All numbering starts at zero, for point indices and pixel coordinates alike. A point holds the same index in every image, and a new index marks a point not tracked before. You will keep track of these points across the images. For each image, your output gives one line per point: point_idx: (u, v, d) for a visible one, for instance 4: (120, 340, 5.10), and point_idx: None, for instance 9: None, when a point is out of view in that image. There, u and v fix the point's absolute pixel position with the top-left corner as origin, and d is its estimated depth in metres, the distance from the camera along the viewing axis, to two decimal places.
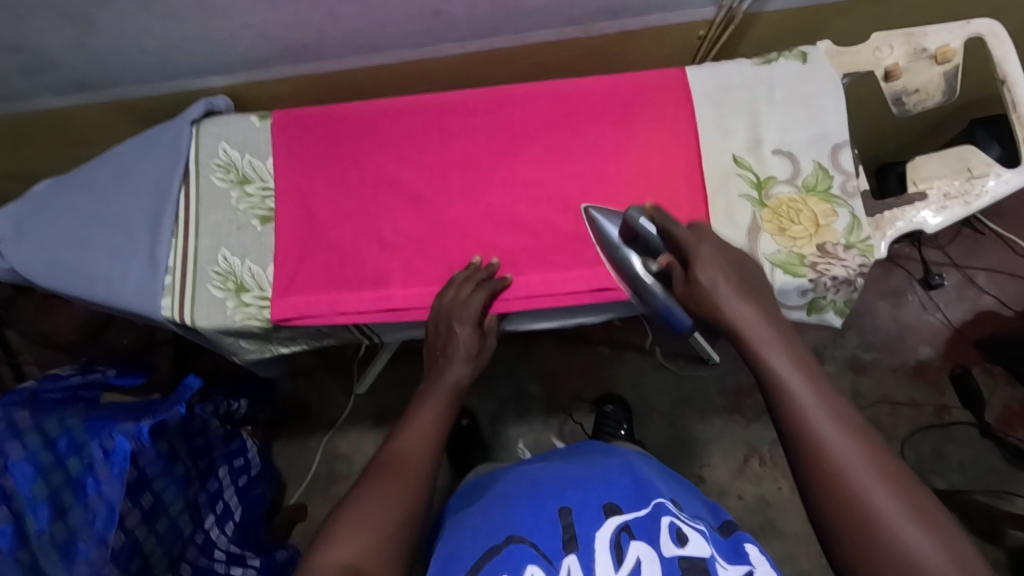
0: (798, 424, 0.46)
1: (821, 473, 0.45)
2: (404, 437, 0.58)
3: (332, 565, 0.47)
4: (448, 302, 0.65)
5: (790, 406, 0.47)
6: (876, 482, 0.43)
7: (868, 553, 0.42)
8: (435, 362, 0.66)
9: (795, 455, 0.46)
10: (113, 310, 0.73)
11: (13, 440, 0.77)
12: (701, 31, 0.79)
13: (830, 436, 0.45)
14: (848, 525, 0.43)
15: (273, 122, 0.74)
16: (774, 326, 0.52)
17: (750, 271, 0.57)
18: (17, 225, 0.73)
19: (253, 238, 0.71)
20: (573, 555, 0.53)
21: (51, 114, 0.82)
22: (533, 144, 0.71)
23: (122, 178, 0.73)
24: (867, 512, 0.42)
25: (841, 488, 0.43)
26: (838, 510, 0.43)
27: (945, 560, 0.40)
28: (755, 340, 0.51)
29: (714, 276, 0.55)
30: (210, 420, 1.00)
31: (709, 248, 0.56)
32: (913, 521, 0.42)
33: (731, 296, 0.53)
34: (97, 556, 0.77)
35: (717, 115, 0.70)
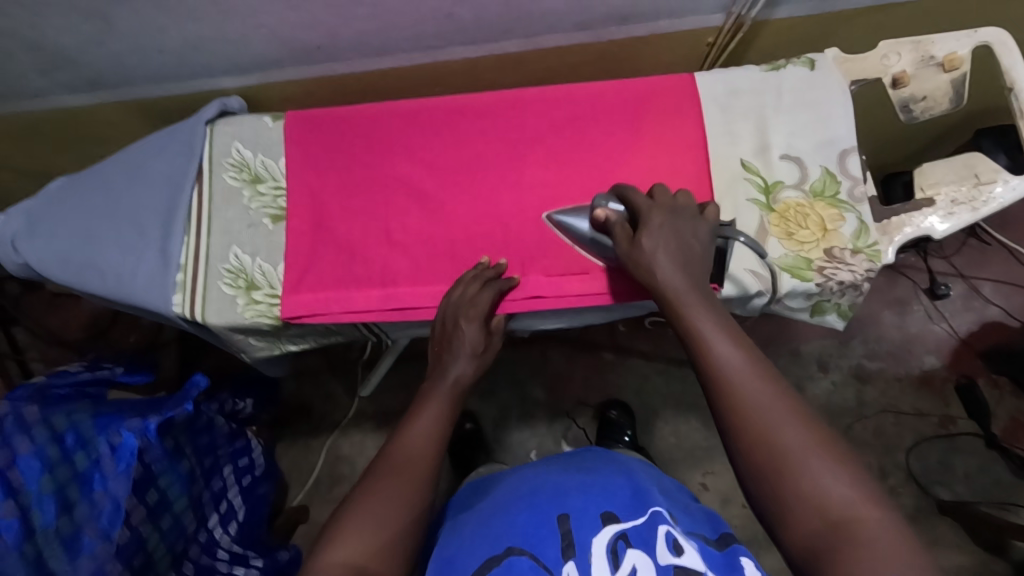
0: (736, 396, 0.48)
1: (760, 447, 0.46)
2: (409, 433, 0.58)
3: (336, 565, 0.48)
4: (455, 301, 0.65)
5: (731, 384, 0.48)
6: (793, 427, 0.46)
7: (809, 522, 0.43)
8: (439, 356, 0.65)
9: (718, 408, 0.49)
10: (123, 306, 0.73)
11: (22, 435, 0.78)
12: (709, 37, 0.80)
13: (752, 389, 0.48)
14: (766, 471, 0.45)
15: (285, 122, 0.74)
16: (698, 285, 0.55)
17: (692, 230, 0.58)
18: (31, 220, 0.74)
19: (264, 236, 0.71)
20: (571, 563, 0.53)
21: (66, 112, 0.83)
22: (541, 147, 0.72)
23: (136, 176, 0.74)
24: (786, 457, 0.45)
25: (760, 436, 0.46)
26: (758, 457, 0.46)
27: (856, 498, 0.43)
28: (678, 297, 0.54)
29: (657, 243, 0.56)
30: (215, 417, 1.00)
31: (659, 214, 0.58)
32: (826, 462, 0.45)
33: (663, 261, 0.55)
34: (101, 551, 0.77)
35: (725, 120, 0.70)
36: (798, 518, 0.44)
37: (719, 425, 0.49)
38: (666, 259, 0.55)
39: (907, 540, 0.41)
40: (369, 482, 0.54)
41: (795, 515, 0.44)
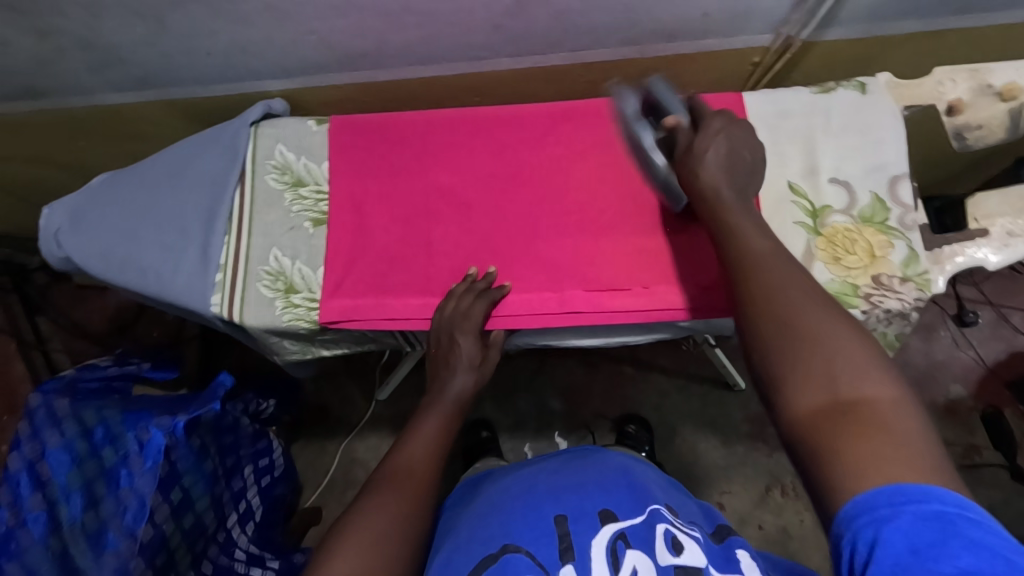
0: (762, 278, 0.47)
1: (782, 323, 0.44)
2: (404, 448, 0.59)
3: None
4: (450, 315, 0.65)
5: (755, 270, 0.48)
6: (820, 314, 0.44)
7: (814, 393, 0.41)
8: (436, 374, 0.68)
9: (739, 292, 0.48)
10: (161, 303, 0.73)
11: (52, 428, 0.82)
12: (755, 57, 0.80)
13: (777, 274, 0.47)
14: (783, 349, 0.43)
15: (329, 127, 0.75)
16: (739, 194, 0.56)
17: (750, 145, 0.59)
18: (74, 214, 0.74)
19: (305, 239, 0.71)
20: (569, 566, 0.51)
21: (110, 110, 0.84)
22: (584, 161, 0.72)
23: (179, 174, 0.74)
24: (805, 333, 0.43)
25: (781, 316, 0.44)
26: (775, 328, 0.44)
27: (883, 391, 0.40)
28: (715, 197, 0.55)
29: (712, 146, 0.57)
30: (241, 418, 1.00)
31: (718, 120, 0.59)
32: (853, 345, 0.42)
33: (711, 160, 0.56)
34: (125, 548, 0.77)
35: (773, 141, 0.69)
36: (806, 394, 0.41)
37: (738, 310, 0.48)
38: (713, 159, 0.56)
39: (919, 430, 0.38)
40: (367, 495, 0.54)
41: (802, 386, 0.41)
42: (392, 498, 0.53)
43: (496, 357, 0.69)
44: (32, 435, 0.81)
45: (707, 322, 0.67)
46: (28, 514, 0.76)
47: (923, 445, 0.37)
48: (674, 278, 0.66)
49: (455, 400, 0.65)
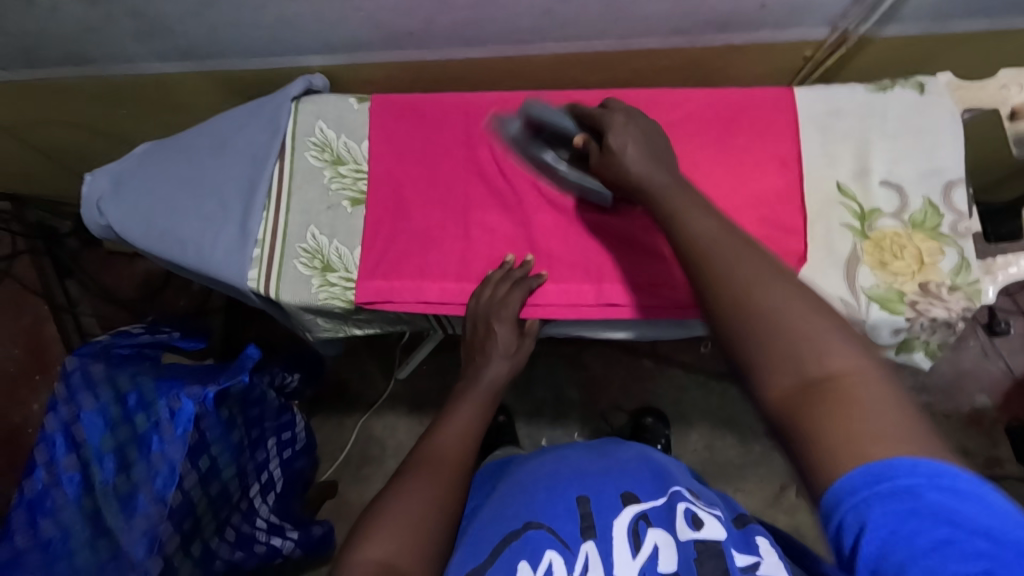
0: (708, 254, 0.41)
1: (733, 304, 0.38)
2: (438, 435, 0.59)
3: (370, 562, 0.46)
4: (485, 303, 0.65)
5: (699, 247, 0.42)
6: (779, 285, 0.38)
7: (783, 375, 0.35)
8: (473, 363, 0.68)
9: (689, 272, 0.42)
10: (197, 275, 0.74)
11: (87, 393, 0.85)
12: (808, 51, 0.77)
13: (726, 250, 0.40)
14: (745, 335, 0.37)
15: (371, 106, 0.74)
16: (676, 173, 0.51)
17: (656, 131, 0.58)
18: (116, 182, 0.75)
19: (343, 219, 0.71)
20: (592, 542, 0.51)
21: (152, 79, 0.84)
22: None
23: (219, 147, 0.74)
24: (763, 311, 0.37)
25: (735, 294, 0.38)
26: (731, 309, 0.38)
27: (854, 360, 0.34)
28: (656, 191, 0.49)
29: (624, 141, 0.55)
30: (267, 391, 1.00)
31: (619, 115, 0.58)
32: (813, 316, 0.36)
33: (635, 153, 0.53)
34: (155, 511, 0.80)
35: (825, 139, 0.68)
36: (778, 377, 0.35)
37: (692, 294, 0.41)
38: (634, 152, 0.53)
39: (898, 397, 0.33)
40: (398, 482, 0.54)
41: (768, 371, 0.35)
42: (426, 484, 0.53)
43: (531, 345, 0.69)
44: (69, 399, 0.85)
45: None
46: (62, 474, 0.82)
47: (903, 413, 0.32)
48: None
49: (489, 387, 0.66)
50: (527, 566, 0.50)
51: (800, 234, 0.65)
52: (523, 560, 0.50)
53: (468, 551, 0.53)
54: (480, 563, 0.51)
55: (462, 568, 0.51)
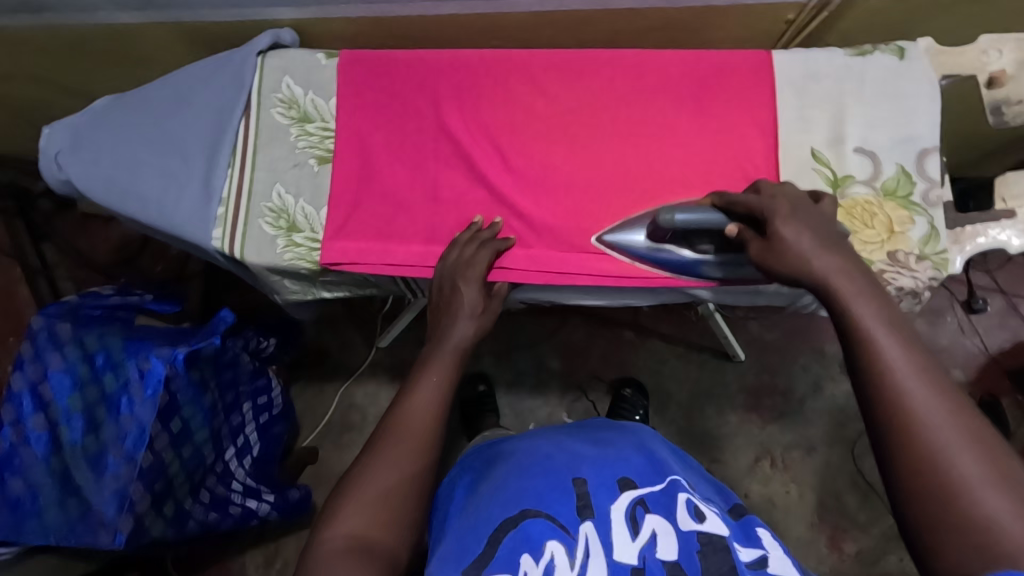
0: (898, 393, 0.40)
1: (919, 454, 0.38)
2: (409, 400, 0.55)
3: (342, 537, 0.46)
4: (451, 264, 0.64)
5: (888, 378, 0.41)
6: (965, 445, 0.38)
7: (962, 545, 0.36)
8: (435, 326, 0.63)
9: (871, 402, 0.41)
10: (162, 235, 0.72)
11: (54, 351, 0.84)
12: (790, 14, 0.76)
13: (925, 399, 0.39)
14: (922, 494, 0.38)
15: (339, 62, 0.72)
16: (860, 270, 0.48)
17: (823, 219, 0.53)
18: (75, 136, 0.72)
19: (309, 177, 0.70)
20: (589, 522, 0.53)
21: (114, 30, 0.80)
22: (599, 116, 0.69)
23: (182, 102, 0.72)
24: (947, 476, 0.37)
25: (918, 444, 0.38)
26: (919, 467, 0.38)
27: None
28: (831, 287, 0.47)
29: (798, 232, 0.51)
30: (241, 354, 0.99)
31: (783, 202, 0.54)
32: (1005, 492, 0.36)
33: (812, 244, 0.50)
34: (125, 472, 0.81)
35: (800, 104, 0.66)
36: (952, 545, 0.36)
37: (870, 425, 0.42)
38: (808, 239, 0.50)
39: None
40: (370, 453, 0.51)
41: (947, 537, 0.37)
42: (396, 459, 0.51)
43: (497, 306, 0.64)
44: (35, 357, 0.84)
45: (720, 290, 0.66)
46: (30, 433, 0.82)
47: None
48: None
49: (458, 346, 0.60)
50: (529, 559, 0.49)
51: None
52: (524, 554, 0.50)
53: (466, 544, 0.52)
54: (479, 555, 0.50)
55: (462, 561, 0.50)
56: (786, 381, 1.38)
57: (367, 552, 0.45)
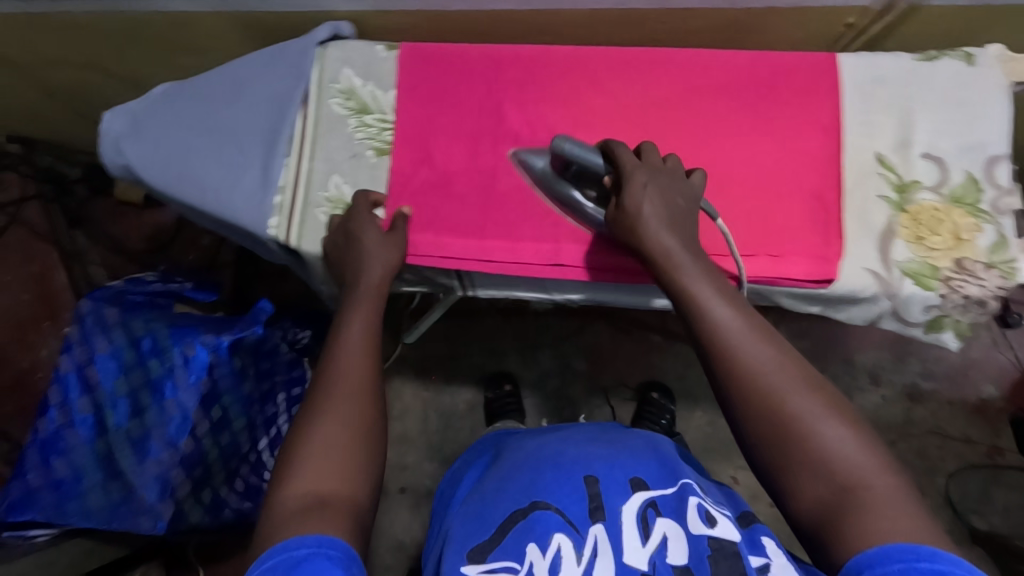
0: (739, 361, 0.50)
1: (765, 411, 0.48)
2: (341, 347, 0.55)
3: (295, 497, 0.47)
4: (348, 219, 0.65)
5: (732, 348, 0.51)
6: (804, 394, 0.48)
7: (813, 480, 0.46)
8: (347, 273, 0.63)
9: (724, 372, 0.51)
10: (215, 223, 0.72)
11: (101, 336, 0.85)
12: (850, 18, 0.75)
13: (761, 362, 0.50)
14: (774, 439, 0.48)
15: (398, 55, 0.72)
16: (701, 259, 0.56)
17: (678, 188, 0.59)
18: (135, 122, 0.72)
19: (367, 169, 0.70)
20: (600, 524, 0.51)
21: (170, 17, 0.80)
22: (660, 114, 0.68)
23: (240, 91, 0.72)
24: (798, 422, 0.47)
25: (765, 405, 0.48)
26: (764, 420, 0.48)
27: (875, 472, 0.45)
28: (673, 266, 0.55)
29: (643, 205, 0.57)
30: (280, 344, 0.97)
31: (642, 171, 0.58)
32: (833, 426, 0.47)
33: (652, 216, 0.56)
34: (167, 457, 0.83)
35: (865, 108, 0.66)
36: (808, 478, 0.46)
37: (723, 393, 0.52)
38: (652, 213, 0.56)
39: (908, 498, 0.44)
40: (314, 407, 0.52)
41: (802, 478, 0.47)
42: (338, 413, 0.51)
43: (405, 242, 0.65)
44: (82, 340, 0.86)
45: (790, 293, 0.64)
46: (76, 415, 0.84)
47: (916, 516, 0.43)
48: (752, 245, 0.64)
49: (373, 290, 0.61)
50: (536, 549, 0.50)
51: (835, 202, 0.64)
52: (531, 543, 0.50)
53: (473, 534, 0.54)
54: (486, 541, 0.52)
55: (469, 547, 0.53)
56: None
57: (321, 509, 0.46)
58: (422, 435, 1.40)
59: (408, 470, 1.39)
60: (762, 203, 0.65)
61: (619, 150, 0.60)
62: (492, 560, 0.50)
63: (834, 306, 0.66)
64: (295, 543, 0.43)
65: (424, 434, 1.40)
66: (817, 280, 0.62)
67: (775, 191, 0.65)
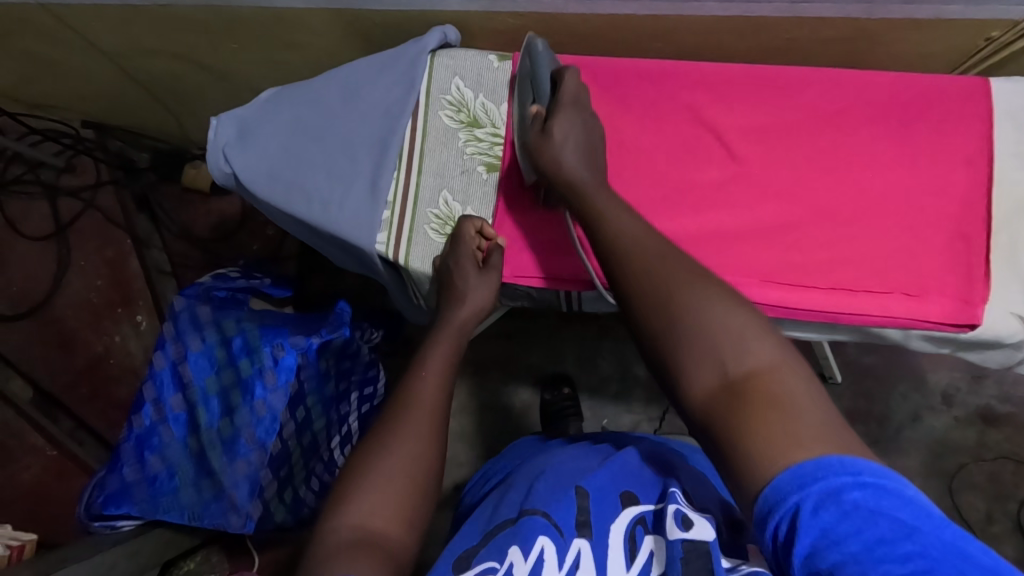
0: (627, 258, 0.50)
1: (650, 297, 0.47)
2: (416, 382, 0.54)
3: (348, 528, 0.44)
4: (448, 252, 0.65)
5: (622, 250, 0.51)
6: (695, 286, 0.45)
7: (699, 366, 0.42)
8: (444, 306, 0.64)
9: (618, 268, 0.50)
10: (318, 232, 0.71)
11: (194, 333, 0.87)
12: (994, 32, 0.67)
13: (651, 254, 0.49)
14: (661, 329, 0.45)
15: (513, 65, 0.69)
16: (599, 180, 0.59)
17: (595, 126, 0.64)
18: (242, 129, 0.71)
19: (478, 185, 0.69)
20: (585, 539, 0.46)
21: (268, 13, 0.78)
22: (791, 138, 0.65)
23: (349, 99, 0.70)
24: (687, 317, 0.43)
25: (661, 302, 0.46)
26: (652, 313, 0.46)
27: (770, 361, 0.40)
28: (581, 186, 0.58)
29: (565, 131, 0.62)
30: (362, 346, 0.96)
31: (569, 108, 0.63)
32: (726, 311, 0.43)
33: (569, 142, 0.61)
34: (256, 458, 0.83)
35: (1018, 139, 0.61)
36: (699, 373, 0.41)
37: (620, 297, 0.50)
38: (569, 142, 0.61)
39: (813, 390, 0.38)
40: (373, 441, 0.50)
41: (692, 369, 0.42)
42: (407, 447, 0.49)
43: (500, 278, 0.65)
44: (177, 337, 0.88)
45: (928, 335, 0.61)
46: (170, 413, 0.87)
47: (818, 405, 0.37)
48: (891, 283, 0.61)
49: (460, 328, 0.62)
50: (518, 553, 0.45)
51: (981, 242, 0.60)
52: (513, 547, 0.46)
53: (462, 539, 0.51)
54: (472, 547, 0.49)
55: (455, 555, 0.48)
56: (882, 408, 1.16)
57: (373, 547, 0.43)
58: (477, 435, 1.26)
59: (462, 471, 1.24)
60: (898, 239, 0.61)
61: (566, 76, 0.65)
62: (477, 564, 0.46)
63: (969, 347, 0.62)
64: None
65: (479, 435, 1.26)
66: (959, 324, 0.59)
67: (913, 227, 0.61)
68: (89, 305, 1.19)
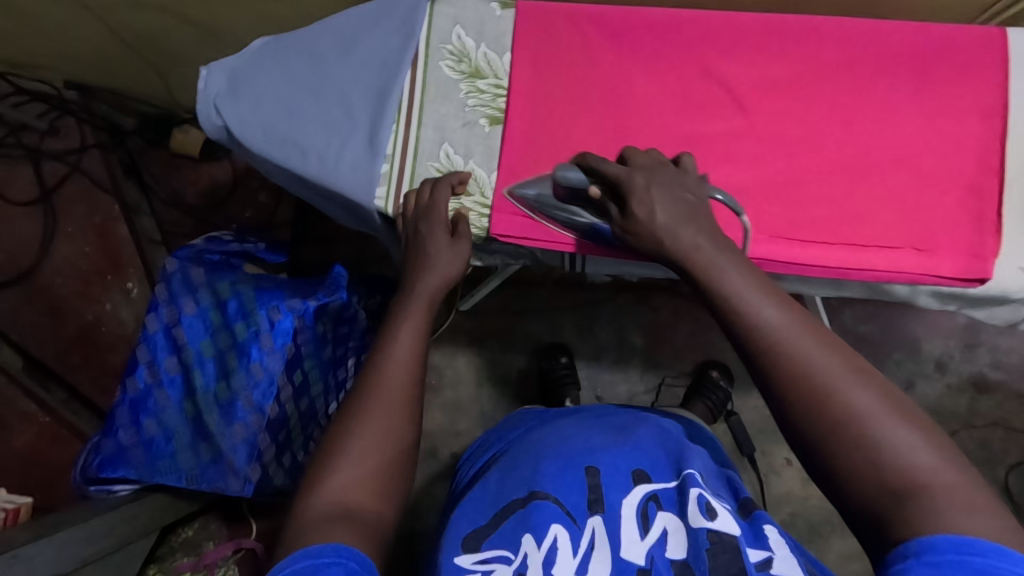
0: (775, 339, 0.39)
1: (801, 391, 0.37)
2: (386, 350, 0.47)
3: (326, 503, 0.40)
4: (416, 207, 0.60)
5: (765, 327, 0.39)
6: (858, 383, 0.37)
7: (865, 482, 0.35)
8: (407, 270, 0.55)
9: (757, 358, 0.39)
10: (314, 188, 0.69)
11: (188, 296, 0.86)
12: None
13: (802, 343, 0.38)
14: (819, 433, 0.37)
15: (516, 12, 0.67)
16: (721, 241, 0.44)
17: (681, 182, 0.48)
18: (234, 80, 0.68)
19: (480, 138, 0.66)
20: (598, 516, 0.46)
21: None
22: (804, 90, 0.63)
23: (346, 48, 0.67)
24: (851, 424, 0.36)
25: (812, 404, 0.37)
26: (807, 415, 0.37)
27: (948, 475, 0.34)
28: (701, 266, 0.43)
29: (652, 207, 0.46)
30: (361, 310, 0.95)
31: (640, 174, 0.48)
32: (898, 425, 0.36)
33: (669, 219, 0.45)
34: (254, 421, 0.82)
35: None
36: (858, 484, 0.35)
37: (761, 385, 0.39)
38: (668, 212, 0.45)
39: (998, 512, 0.33)
40: (340, 413, 0.45)
41: (853, 481, 0.36)
42: (379, 417, 0.43)
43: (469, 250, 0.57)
44: (171, 300, 0.86)
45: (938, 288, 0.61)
46: (164, 376, 0.86)
47: (1007, 530, 0.32)
48: (903, 238, 0.60)
49: (431, 296, 0.52)
50: (532, 541, 0.44)
51: (995, 193, 0.59)
52: (528, 534, 0.45)
53: (471, 519, 0.49)
54: (483, 526, 0.48)
55: (462, 534, 0.48)
56: None
57: (352, 521, 0.39)
58: (475, 404, 1.25)
59: (460, 438, 1.23)
60: (911, 192, 0.60)
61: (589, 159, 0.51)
62: (488, 548, 0.45)
63: (978, 302, 0.62)
64: (312, 554, 0.37)
65: (478, 404, 1.25)
66: (970, 278, 0.58)
67: (927, 180, 0.60)
68: (78, 272, 1.15)
